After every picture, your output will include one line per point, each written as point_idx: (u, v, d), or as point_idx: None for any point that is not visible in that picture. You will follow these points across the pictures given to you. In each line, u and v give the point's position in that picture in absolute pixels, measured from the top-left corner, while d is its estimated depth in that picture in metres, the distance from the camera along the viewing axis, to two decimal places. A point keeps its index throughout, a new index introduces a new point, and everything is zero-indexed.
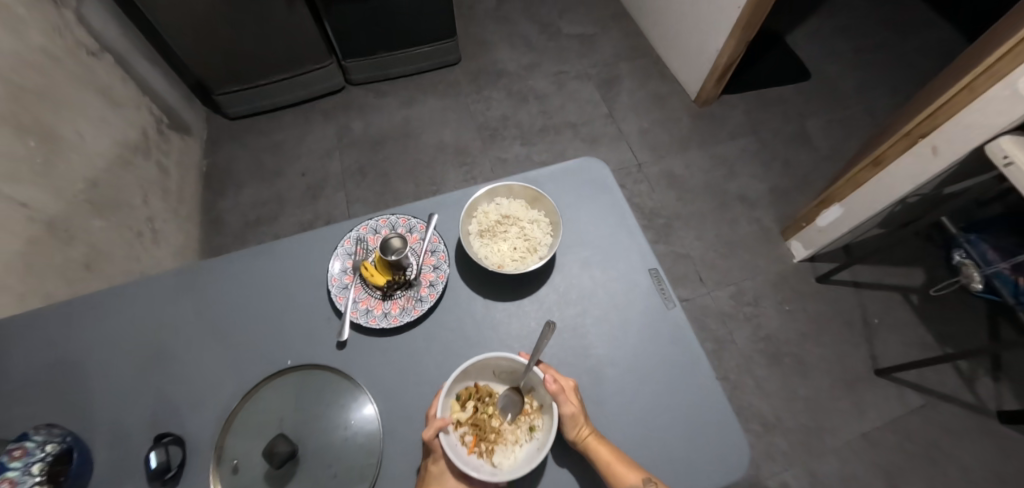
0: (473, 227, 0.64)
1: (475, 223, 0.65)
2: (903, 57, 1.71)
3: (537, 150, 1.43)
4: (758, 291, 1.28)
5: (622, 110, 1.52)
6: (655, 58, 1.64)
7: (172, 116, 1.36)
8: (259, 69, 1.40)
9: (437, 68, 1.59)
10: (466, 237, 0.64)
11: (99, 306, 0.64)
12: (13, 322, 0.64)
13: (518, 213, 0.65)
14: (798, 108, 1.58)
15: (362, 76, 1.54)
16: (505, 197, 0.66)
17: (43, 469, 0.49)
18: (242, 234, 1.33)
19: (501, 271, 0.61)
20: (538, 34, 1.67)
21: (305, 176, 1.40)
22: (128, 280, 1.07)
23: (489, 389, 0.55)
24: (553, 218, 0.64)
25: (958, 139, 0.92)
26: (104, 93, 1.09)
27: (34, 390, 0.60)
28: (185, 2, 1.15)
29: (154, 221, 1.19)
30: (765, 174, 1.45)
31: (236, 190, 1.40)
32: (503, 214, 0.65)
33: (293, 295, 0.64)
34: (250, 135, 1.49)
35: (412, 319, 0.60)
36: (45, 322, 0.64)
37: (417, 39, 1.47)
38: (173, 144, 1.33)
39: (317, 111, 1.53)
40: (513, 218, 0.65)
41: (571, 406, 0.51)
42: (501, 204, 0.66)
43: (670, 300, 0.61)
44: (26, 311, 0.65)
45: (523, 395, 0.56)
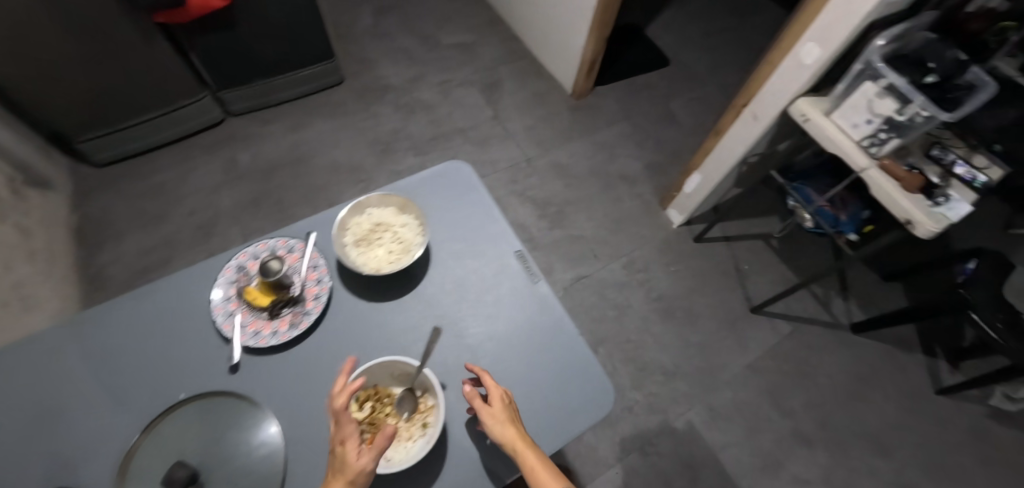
0: (348, 239, 0.68)
1: (349, 235, 0.68)
2: (741, 37, 1.97)
3: (431, 159, 1.49)
4: (647, 258, 1.43)
5: (506, 111, 1.62)
6: (532, 59, 1.77)
7: (27, 171, 1.25)
8: (125, 110, 1.33)
9: (321, 89, 1.60)
10: (343, 248, 0.67)
11: None
12: None
13: (390, 219, 0.70)
14: (661, 91, 1.77)
15: (241, 106, 1.51)
16: (377, 207, 0.71)
17: None
18: (130, 285, 1.25)
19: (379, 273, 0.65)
20: (419, 47, 1.72)
21: (193, 215, 1.35)
22: None
23: (387, 391, 0.59)
24: (422, 220, 0.70)
25: (768, 104, 1.11)
26: None
27: None
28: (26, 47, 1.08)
29: (23, 287, 1.09)
30: (640, 153, 1.61)
31: (117, 240, 1.31)
32: (376, 222, 0.70)
33: (179, 331, 0.65)
34: (124, 181, 1.40)
35: (300, 333, 0.64)
36: None
37: (295, 62, 1.48)
38: (31, 202, 1.23)
39: (198, 146, 1.47)
40: (386, 225, 0.70)
41: (493, 405, 0.55)
42: (372, 214, 0.70)
43: (534, 276, 0.69)
44: None
45: (418, 395, 0.59)
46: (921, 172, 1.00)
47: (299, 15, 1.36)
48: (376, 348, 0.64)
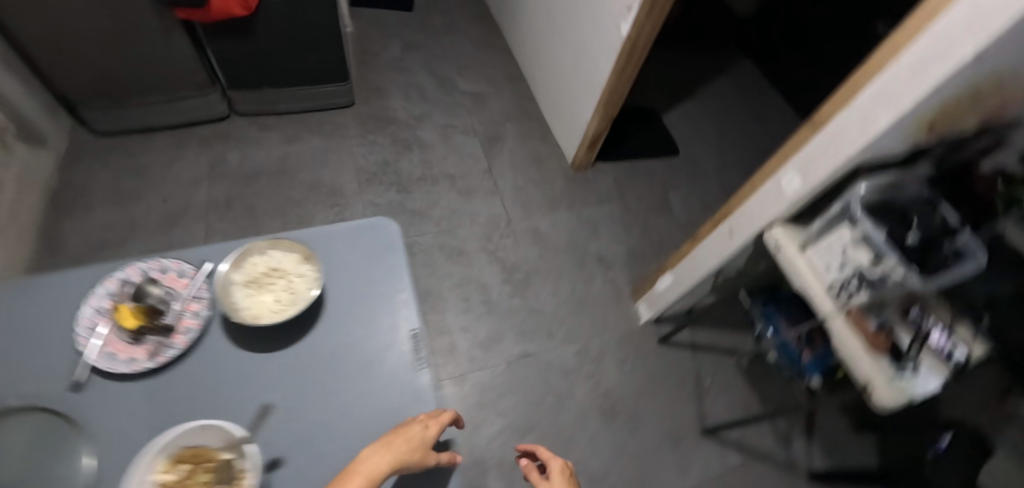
0: (238, 277, 0.66)
1: (241, 273, 0.66)
2: (756, 142, 1.95)
3: (413, 199, 1.49)
4: (602, 348, 1.37)
5: (500, 167, 1.62)
6: (541, 121, 1.79)
7: (24, 126, 1.28)
8: (131, 89, 1.37)
9: (329, 108, 1.63)
10: (228, 286, 0.65)
11: None
12: None
13: (289, 266, 0.68)
14: (661, 179, 1.76)
15: (248, 108, 1.54)
16: (280, 251, 0.69)
17: None
18: (82, 259, 1.25)
19: (254, 321, 0.61)
20: (434, 88, 1.78)
21: (166, 203, 1.36)
22: None
23: (212, 455, 0.53)
24: (319, 274, 0.67)
25: (745, 223, 1.05)
26: None
27: None
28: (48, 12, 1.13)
29: None
30: (624, 237, 1.58)
31: (86, 211, 1.32)
32: (273, 266, 0.67)
33: (41, 332, 0.62)
34: (115, 154, 1.43)
35: (154, 366, 0.60)
36: None
37: (307, 78, 1.52)
38: (16, 156, 1.24)
39: (195, 137, 1.50)
40: (282, 271, 0.67)
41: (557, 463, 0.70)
42: (273, 257, 0.68)
43: (421, 362, 0.64)
44: None
45: (239, 470, 0.53)
46: (890, 331, 0.85)
47: (319, 37, 1.40)
48: (225, 402, 0.59)
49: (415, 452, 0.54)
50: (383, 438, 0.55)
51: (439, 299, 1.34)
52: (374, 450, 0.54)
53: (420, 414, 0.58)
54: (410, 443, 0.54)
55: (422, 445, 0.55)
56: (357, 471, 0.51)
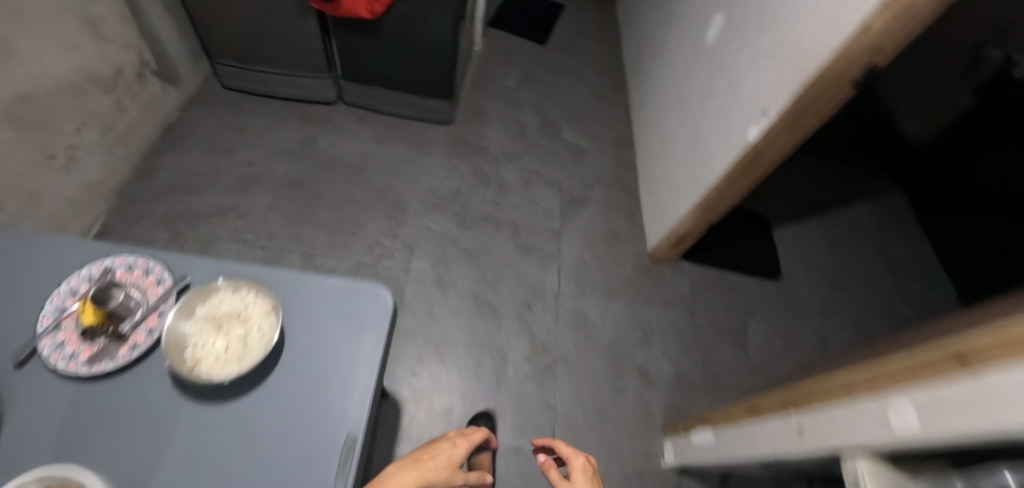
0: (201, 312, 0.58)
1: (206, 307, 0.59)
2: (880, 296, 1.61)
3: (469, 237, 1.41)
4: (605, 478, 1.17)
5: (570, 233, 1.50)
6: (633, 197, 1.63)
7: (164, 64, 1.40)
8: (259, 55, 1.45)
9: (426, 121, 1.62)
10: (186, 317, 0.58)
11: None
12: None
13: (252, 315, 0.59)
14: (747, 303, 1.51)
15: (353, 99, 1.58)
16: (252, 293, 0.60)
17: None
18: (160, 194, 1.32)
19: (184, 373, 0.54)
20: (536, 130, 1.71)
21: (249, 166, 1.41)
22: (8, 195, 1.02)
23: None
24: (274, 336, 0.58)
25: (818, 429, 0.77)
26: (91, 24, 1.13)
27: None
28: None
29: (77, 149, 1.17)
30: (678, 356, 1.37)
31: (183, 151, 1.41)
32: (237, 309, 0.59)
33: (12, 293, 0.59)
34: (228, 108, 1.53)
35: (87, 372, 0.56)
36: None
37: (414, 87, 1.51)
38: (147, 88, 1.35)
39: (299, 113, 1.56)
40: (244, 317, 0.59)
41: (579, 457, 0.78)
42: (241, 298, 0.60)
43: (343, 479, 0.53)
44: None
45: None
46: None
47: (435, 51, 1.39)
48: (131, 444, 0.53)
49: (440, 464, 0.75)
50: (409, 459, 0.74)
51: (453, 353, 1.23)
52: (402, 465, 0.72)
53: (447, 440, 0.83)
54: (436, 460, 0.76)
55: (445, 461, 0.76)
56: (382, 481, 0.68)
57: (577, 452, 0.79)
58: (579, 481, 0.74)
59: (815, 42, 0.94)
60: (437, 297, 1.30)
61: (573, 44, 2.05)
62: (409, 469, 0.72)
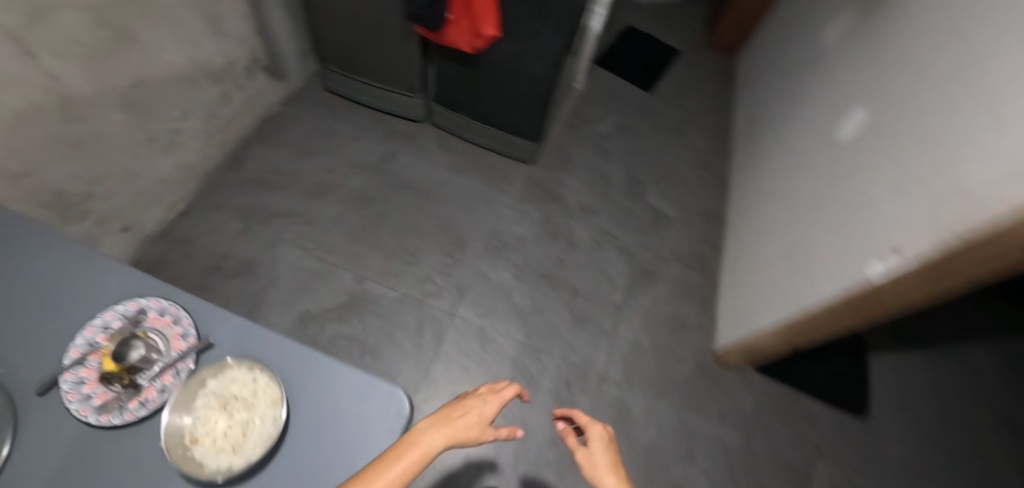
0: (211, 384, 0.55)
1: (217, 380, 0.56)
2: (992, 468, 1.31)
3: (522, 293, 1.33)
4: None
5: (631, 310, 1.37)
6: (710, 283, 1.47)
7: (274, 60, 1.45)
8: (360, 66, 1.45)
9: (507, 156, 1.56)
10: (197, 387, 0.55)
11: None
12: None
13: (258, 402, 0.55)
14: (820, 440, 1.29)
15: (440, 122, 1.55)
16: (264, 375, 0.56)
17: None
18: (243, 185, 1.36)
19: (175, 457, 0.51)
20: (620, 186, 1.59)
21: (327, 172, 1.42)
22: (108, 172, 1.08)
23: None
24: (274, 434, 0.53)
25: None
26: (212, 21, 1.19)
27: None
28: None
29: (179, 134, 1.23)
30: (722, 482, 1.19)
31: (273, 145, 1.44)
32: (245, 392, 0.55)
33: (56, 314, 0.60)
34: (324, 109, 1.55)
35: (94, 421, 0.54)
36: None
37: (502, 123, 1.45)
38: (254, 81, 1.41)
39: (387, 126, 1.55)
40: (249, 403, 0.54)
41: (596, 428, 0.69)
42: (251, 380, 0.55)
43: None
44: None
45: None
46: None
47: (530, 91, 1.32)
48: None
49: (474, 421, 0.63)
50: (438, 414, 0.62)
51: None
52: (433, 420, 0.60)
53: (480, 390, 0.67)
54: (466, 418, 0.62)
55: (479, 418, 0.64)
56: (414, 443, 0.56)
57: (594, 420, 0.70)
58: (598, 449, 0.68)
59: (989, 189, 0.72)
60: (475, 351, 1.23)
61: (680, 97, 1.90)
62: (442, 427, 0.60)
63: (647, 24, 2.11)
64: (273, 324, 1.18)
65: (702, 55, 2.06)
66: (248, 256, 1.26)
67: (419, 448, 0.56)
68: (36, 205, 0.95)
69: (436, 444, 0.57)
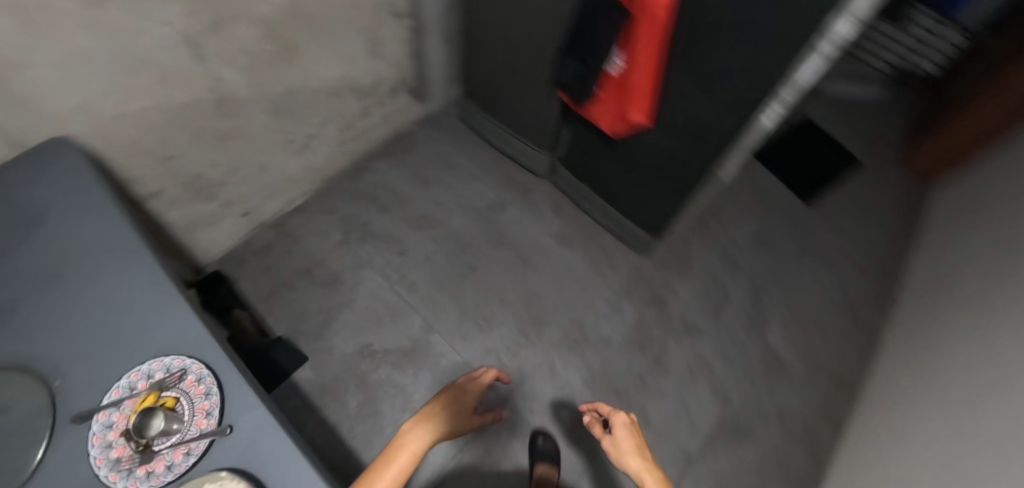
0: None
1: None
2: None
3: (584, 400, 1.19)
4: None
5: (704, 468, 1.16)
6: (814, 469, 1.19)
7: (421, 84, 1.46)
8: (498, 107, 1.40)
9: (619, 238, 1.41)
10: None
11: (79, 196, 0.69)
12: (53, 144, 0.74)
13: None
14: None
15: (560, 182, 1.44)
16: None
17: None
18: (355, 197, 1.38)
19: None
20: (737, 312, 1.36)
21: (434, 206, 1.39)
22: (244, 164, 1.16)
23: None
24: None
25: None
26: (371, 43, 1.22)
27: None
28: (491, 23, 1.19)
29: (314, 139, 1.27)
30: None
31: (395, 165, 1.45)
32: None
33: (121, 343, 0.60)
34: (452, 139, 1.53)
35: (101, 475, 0.54)
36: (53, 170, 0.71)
37: (624, 203, 1.32)
38: (396, 101, 1.42)
39: (506, 171, 1.49)
40: None
41: (619, 415, 0.86)
42: None
43: None
44: (66, 145, 0.75)
45: None
46: None
47: (669, 181, 1.17)
48: None
49: (450, 414, 0.90)
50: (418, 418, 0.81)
51: None
52: (414, 421, 0.79)
53: (454, 388, 1.00)
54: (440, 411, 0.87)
55: (456, 409, 0.93)
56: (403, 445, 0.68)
57: (616, 410, 0.87)
58: (622, 434, 0.83)
59: None
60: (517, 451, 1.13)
61: (846, 221, 1.57)
62: (422, 424, 0.79)
63: (832, 120, 1.78)
64: (335, 348, 1.18)
65: (891, 174, 1.70)
66: (337, 270, 1.27)
67: (408, 449, 0.67)
68: (174, 185, 1.05)
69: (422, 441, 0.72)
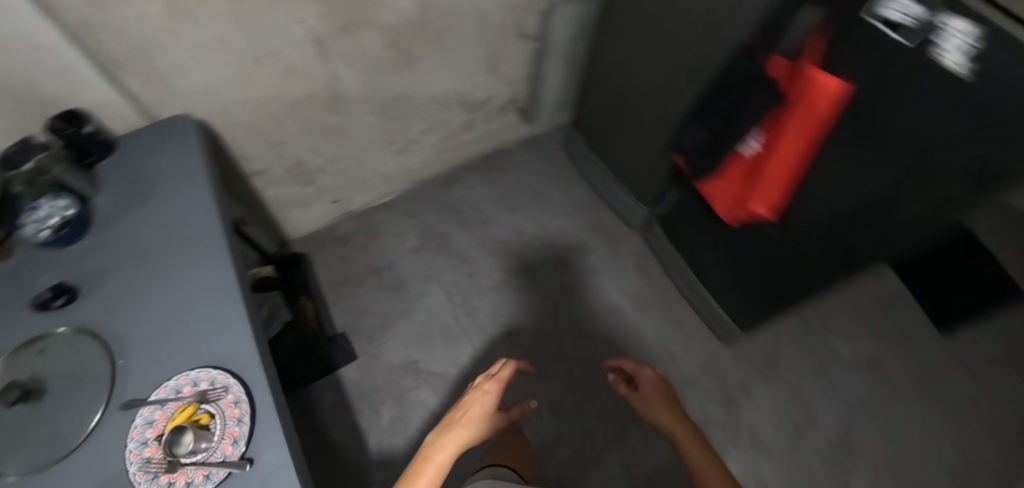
0: None
1: None
2: None
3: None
4: None
5: None
6: None
7: (532, 105, 1.40)
8: (607, 146, 1.32)
9: (703, 319, 1.26)
10: None
11: (193, 188, 0.76)
12: (190, 138, 0.83)
13: None
14: None
15: (652, 240, 1.32)
16: None
17: (57, 224, 0.69)
18: (440, 207, 1.37)
19: None
20: (821, 442, 1.17)
21: (514, 234, 1.34)
22: (345, 157, 1.18)
23: None
24: None
25: None
26: (491, 60, 1.18)
27: (130, 184, 0.78)
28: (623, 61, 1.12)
29: (414, 143, 1.27)
30: None
31: (487, 182, 1.42)
32: None
33: (182, 339, 0.64)
34: (550, 167, 1.46)
35: (131, 470, 0.56)
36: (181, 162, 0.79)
37: (718, 287, 1.17)
38: (504, 118, 1.38)
39: (597, 214, 1.39)
40: None
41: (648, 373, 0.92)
42: None
43: None
44: (199, 143, 0.83)
45: None
46: None
47: (778, 282, 1.01)
48: None
49: (478, 416, 0.81)
50: (442, 423, 0.80)
51: None
52: (438, 427, 0.79)
53: (476, 384, 0.83)
54: (466, 416, 0.80)
55: (483, 409, 0.82)
56: (429, 458, 0.74)
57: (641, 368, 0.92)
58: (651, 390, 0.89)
59: None
60: None
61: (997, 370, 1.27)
62: (450, 427, 0.79)
63: None
64: (383, 355, 1.18)
65: None
66: (404, 276, 1.27)
67: (434, 461, 0.73)
68: (277, 167, 1.10)
69: (447, 456, 0.74)
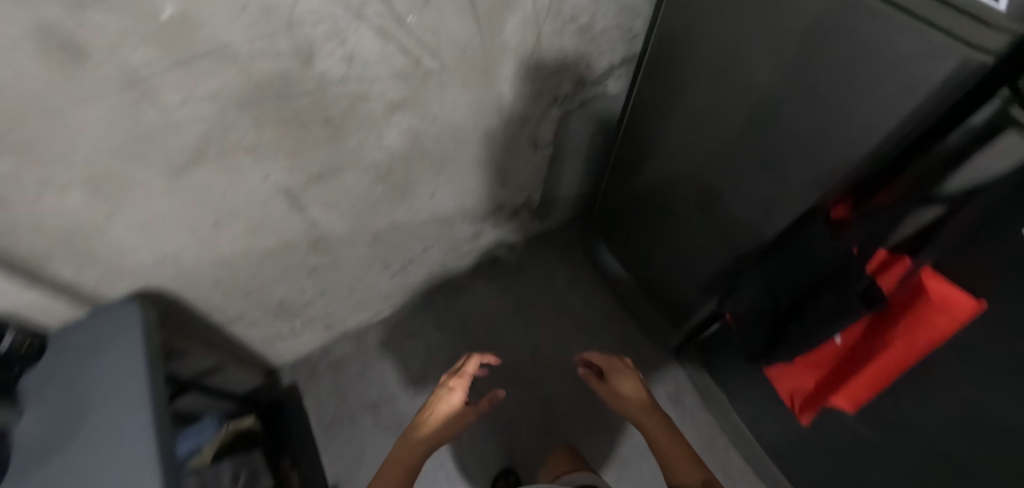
0: None
1: None
2: None
3: None
4: None
5: None
6: None
7: (547, 205, 1.24)
8: (632, 259, 1.15)
9: (751, 466, 1.09)
10: None
11: (134, 413, 0.63)
12: (138, 333, 0.71)
13: None
14: None
15: (688, 366, 1.15)
16: None
17: None
18: (444, 323, 1.22)
19: None
20: None
21: (528, 355, 1.19)
22: (336, 287, 1.04)
23: None
24: None
25: None
26: (498, 174, 1.02)
27: (61, 405, 0.65)
28: (650, 181, 0.97)
29: (413, 262, 1.12)
30: None
31: (497, 290, 1.26)
32: None
33: None
34: (570, 269, 1.30)
35: None
36: (123, 371, 0.66)
37: (776, 440, 0.99)
38: (516, 221, 1.22)
39: (625, 328, 1.23)
40: None
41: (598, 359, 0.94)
42: None
43: None
44: (148, 341, 0.70)
45: None
46: None
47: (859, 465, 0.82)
48: None
49: (449, 413, 0.83)
50: (413, 424, 0.83)
51: None
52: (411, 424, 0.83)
53: (446, 381, 0.86)
54: (436, 416, 0.83)
55: (452, 407, 0.84)
56: (394, 460, 0.77)
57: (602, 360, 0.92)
58: (619, 379, 0.89)
59: None
60: None
61: None
62: (420, 420, 0.83)
63: None
64: None
65: None
66: (404, 412, 1.12)
67: (401, 463, 0.76)
68: (255, 310, 0.96)
69: (417, 456, 0.78)
